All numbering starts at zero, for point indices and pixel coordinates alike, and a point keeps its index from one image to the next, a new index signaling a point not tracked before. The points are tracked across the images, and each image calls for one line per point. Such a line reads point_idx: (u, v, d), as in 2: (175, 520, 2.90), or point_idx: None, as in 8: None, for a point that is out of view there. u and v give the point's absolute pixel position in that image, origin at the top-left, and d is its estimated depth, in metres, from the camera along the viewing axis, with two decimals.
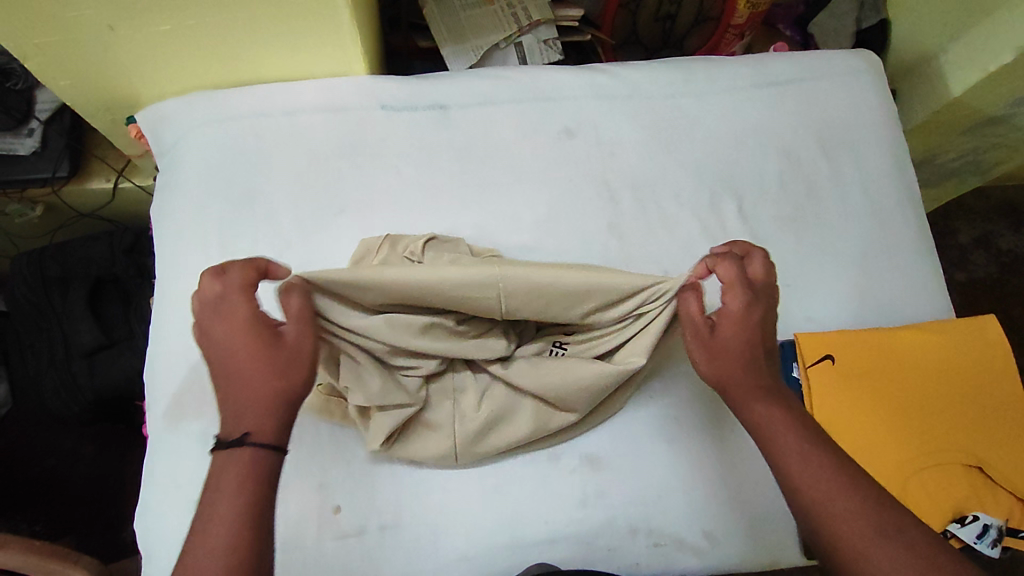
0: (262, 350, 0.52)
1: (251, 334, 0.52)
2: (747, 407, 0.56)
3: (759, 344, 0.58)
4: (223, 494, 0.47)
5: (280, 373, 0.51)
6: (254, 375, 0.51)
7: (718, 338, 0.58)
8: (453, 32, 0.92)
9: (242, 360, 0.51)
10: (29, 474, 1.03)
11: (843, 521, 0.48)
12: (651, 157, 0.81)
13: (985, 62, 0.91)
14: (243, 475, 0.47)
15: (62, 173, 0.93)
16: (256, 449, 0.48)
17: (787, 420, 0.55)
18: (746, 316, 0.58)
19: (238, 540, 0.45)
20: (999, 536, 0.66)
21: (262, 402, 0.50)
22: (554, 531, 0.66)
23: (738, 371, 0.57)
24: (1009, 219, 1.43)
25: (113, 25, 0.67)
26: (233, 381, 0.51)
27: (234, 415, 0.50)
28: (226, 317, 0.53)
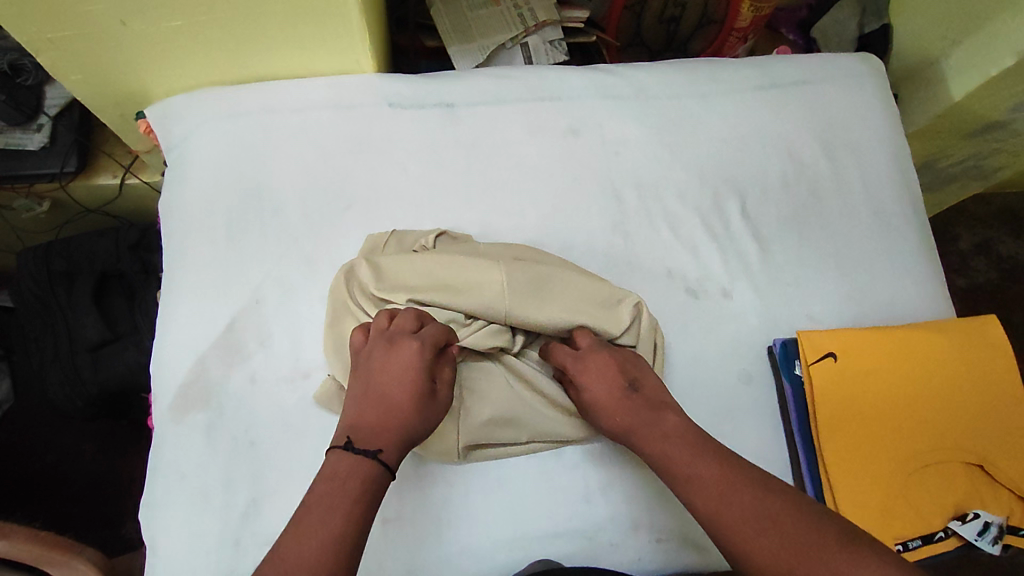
0: (420, 398, 0.58)
1: (419, 378, 0.58)
2: (644, 448, 0.60)
3: (626, 391, 0.63)
4: (338, 488, 0.52)
5: (422, 424, 0.58)
6: (405, 416, 0.57)
7: (592, 404, 0.64)
8: (461, 32, 0.93)
9: (399, 395, 0.58)
10: (28, 469, 1.03)
11: (731, 526, 0.52)
12: (656, 156, 0.82)
13: (985, 67, 0.92)
14: (367, 485, 0.53)
15: (70, 169, 0.93)
16: (382, 468, 0.54)
17: (667, 445, 0.58)
18: (596, 374, 0.64)
19: (342, 534, 0.49)
20: (1000, 533, 0.67)
21: (401, 437, 0.56)
22: (556, 526, 0.66)
23: (623, 418, 0.62)
24: (1010, 225, 1.43)
25: (125, 20, 0.67)
26: (377, 403, 0.57)
27: (372, 433, 0.56)
28: (405, 352, 0.59)
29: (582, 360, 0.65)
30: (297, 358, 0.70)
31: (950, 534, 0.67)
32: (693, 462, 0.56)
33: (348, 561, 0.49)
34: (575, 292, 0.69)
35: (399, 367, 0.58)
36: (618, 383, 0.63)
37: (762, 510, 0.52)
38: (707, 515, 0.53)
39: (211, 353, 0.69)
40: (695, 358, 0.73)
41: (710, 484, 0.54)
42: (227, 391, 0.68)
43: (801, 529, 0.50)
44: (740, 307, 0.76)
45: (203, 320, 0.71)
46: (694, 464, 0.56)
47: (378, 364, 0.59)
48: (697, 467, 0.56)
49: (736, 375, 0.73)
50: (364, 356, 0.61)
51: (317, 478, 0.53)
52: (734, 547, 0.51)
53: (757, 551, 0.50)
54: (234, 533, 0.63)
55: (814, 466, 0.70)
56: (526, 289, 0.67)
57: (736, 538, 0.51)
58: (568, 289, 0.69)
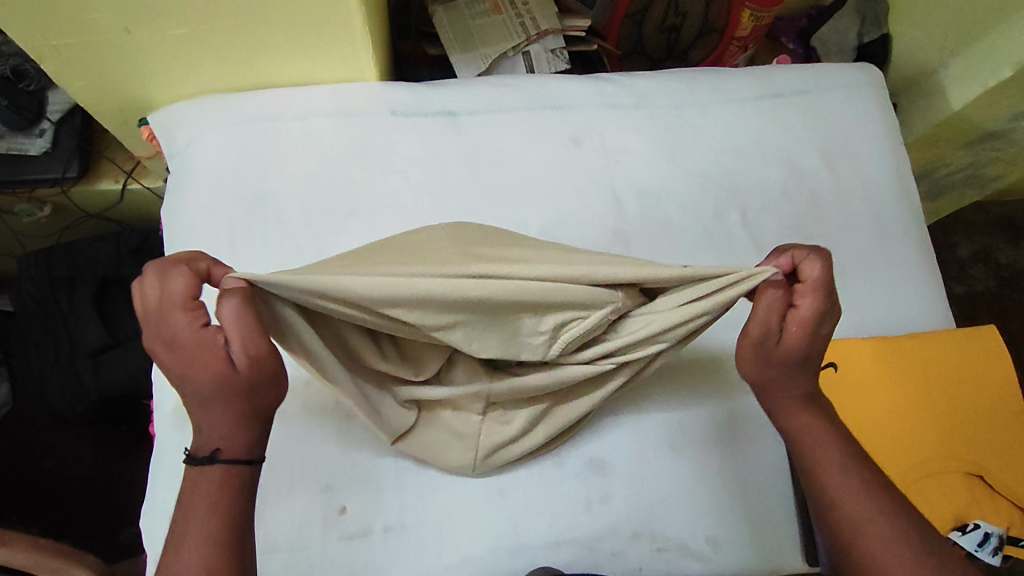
0: (216, 371, 0.47)
1: (202, 353, 0.47)
2: (793, 418, 0.58)
3: (816, 356, 0.57)
4: (194, 507, 0.49)
5: (248, 394, 0.49)
6: (216, 400, 0.48)
7: (782, 346, 0.55)
8: (463, 41, 0.93)
9: (196, 380, 0.48)
10: (27, 473, 1.02)
11: (874, 532, 0.53)
12: (658, 165, 0.82)
13: (984, 77, 0.93)
14: (221, 488, 0.49)
15: (71, 174, 0.93)
16: (228, 467, 0.49)
17: (830, 436, 0.57)
18: (812, 329, 0.55)
19: (214, 543, 0.48)
20: (999, 544, 0.68)
21: (235, 421, 0.49)
22: (558, 534, 0.66)
23: (788, 387, 0.57)
24: (1008, 234, 1.44)
25: (130, 28, 0.68)
26: (191, 398, 0.49)
27: (202, 433, 0.50)
28: (170, 332, 0.48)
29: (821, 304, 0.54)
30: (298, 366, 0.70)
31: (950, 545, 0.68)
32: (855, 461, 0.56)
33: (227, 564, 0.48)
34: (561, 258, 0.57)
35: (179, 356, 0.48)
36: (822, 339, 0.56)
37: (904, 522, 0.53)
38: (847, 511, 0.54)
39: None
40: (697, 365, 0.73)
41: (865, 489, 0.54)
42: None
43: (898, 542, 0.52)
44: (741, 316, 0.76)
45: None
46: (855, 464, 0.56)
47: (166, 354, 0.49)
48: (857, 467, 0.56)
49: (737, 383, 0.73)
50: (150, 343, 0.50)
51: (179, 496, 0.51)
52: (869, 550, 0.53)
53: (890, 556, 0.52)
54: None
55: None
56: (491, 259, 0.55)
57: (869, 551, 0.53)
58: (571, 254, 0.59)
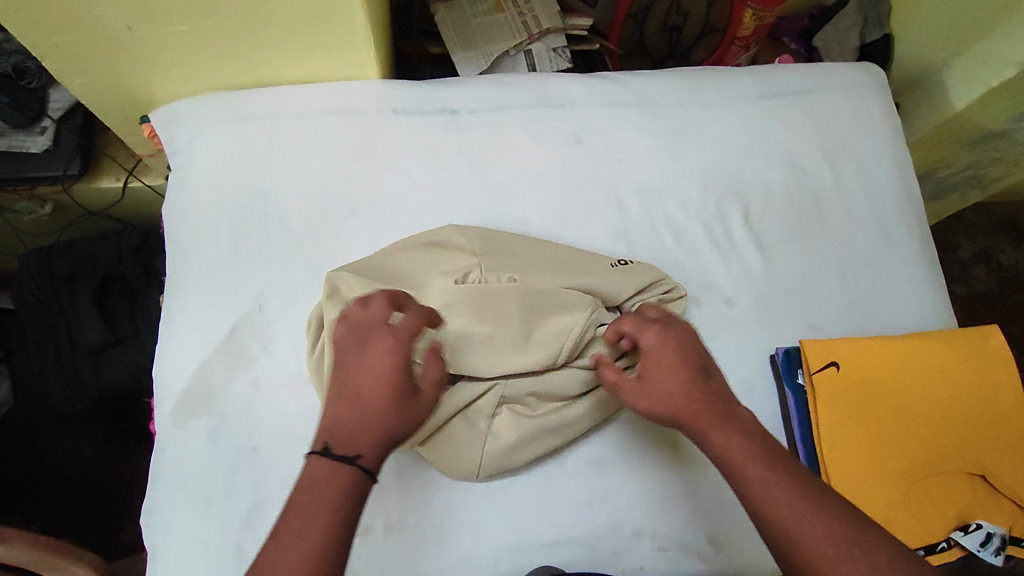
0: (398, 393, 0.54)
1: (398, 372, 0.55)
2: (708, 439, 0.54)
3: (692, 365, 0.57)
4: (317, 501, 0.48)
5: (406, 422, 0.54)
6: (384, 415, 0.53)
7: (648, 379, 0.57)
8: (465, 40, 0.93)
9: (378, 392, 0.54)
10: (26, 473, 1.02)
11: (811, 545, 0.48)
12: (659, 163, 0.82)
13: (985, 78, 0.93)
14: (346, 493, 0.50)
15: (73, 172, 0.93)
16: (362, 475, 0.51)
17: (746, 447, 0.53)
18: (665, 346, 0.58)
19: (327, 549, 0.47)
20: (1003, 545, 0.67)
21: (384, 438, 0.53)
22: (559, 534, 0.66)
23: (693, 401, 0.55)
24: (1009, 234, 1.44)
25: (131, 26, 0.68)
26: (359, 402, 0.53)
27: (355, 434, 0.52)
28: (390, 343, 0.56)
29: (648, 328, 0.60)
30: (299, 365, 0.70)
31: (952, 544, 0.67)
32: (774, 471, 0.51)
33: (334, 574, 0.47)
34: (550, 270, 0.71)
35: (378, 363, 0.55)
36: (683, 351, 0.58)
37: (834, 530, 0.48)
38: (783, 529, 0.49)
39: (214, 358, 0.69)
40: None
41: (790, 500, 0.50)
42: (230, 396, 0.68)
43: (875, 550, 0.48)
44: (742, 315, 0.76)
45: (206, 325, 0.71)
46: (775, 475, 0.51)
47: (363, 361, 0.55)
48: (776, 477, 0.51)
49: (737, 382, 0.73)
50: (350, 349, 0.56)
51: (292, 490, 0.50)
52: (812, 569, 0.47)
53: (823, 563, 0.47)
54: (234, 540, 0.63)
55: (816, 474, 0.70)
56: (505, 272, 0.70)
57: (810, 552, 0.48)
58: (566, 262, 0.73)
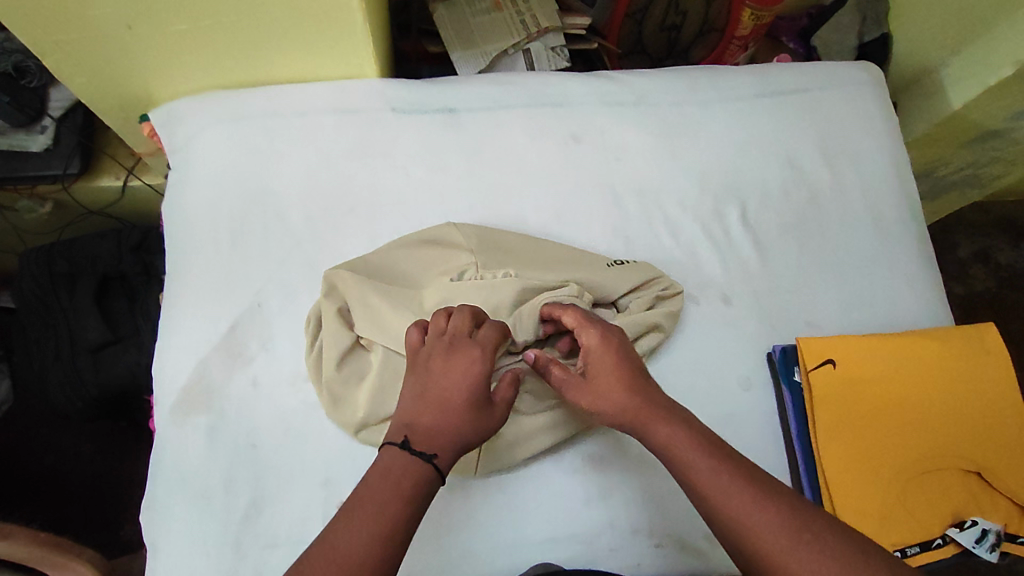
0: (477, 406, 0.55)
1: (482, 385, 0.56)
2: (654, 430, 0.55)
3: (634, 363, 0.59)
4: (391, 487, 0.50)
5: (479, 433, 0.55)
6: (463, 424, 0.54)
7: (594, 375, 0.59)
8: (463, 38, 0.94)
9: (460, 401, 0.55)
10: (27, 469, 1.04)
11: (764, 531, 0.49)
12: (657, 162, 0.82)
13: (983, 76, 0.93)
14: (419, 487, 0.51)
15: (73, 170, 0.94)
16: (436, 474, 0.52)
17: (691, 436, 0.54)
18: (604, 344, 0.60)
19: (393, 537, 0.48)
20: (998, 541, 0.68)
21: (459, 445, 0.54)
22: (556, 531, 0.66)
23: (637, 394, 0.57)
24: (1008, 233, 1.44)
25: (131, 25, 0.68)
26: (438, 406, 0.54)
27: (433, 436, 0.53)
28: (475, 355, 0.56)
29: (590, 326, 0.62)
30: (298, 362, 0.70)
31: (948, 541, 0.68)
32: (720, 459, 0.52)
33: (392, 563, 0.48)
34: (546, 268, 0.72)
35: (466, 372, 0.55)
36: (624, 348, 0.61)
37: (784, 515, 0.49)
38: (735, 517, 0.50)
39: (213, 356, 0.70)
40: (697, 363, 0.73)
41: (739, 488, 0.51)
42: (229, 394, 0.68)
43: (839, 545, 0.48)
44: (739, 313, 0.77)
45: (206, 323, 0.71)
46: (721, 464, 0.52)
47: (446, 369, 0.56)
48: (723, 466, 0.52)
49: (734, 380, 0.73)
50: (433, 356, 0.57)
51: (367, 472, 0.51)
52: (765, 555, 0.48)
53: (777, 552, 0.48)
54: (233, 536, 0.64)
55: (812, 471, 0.70)
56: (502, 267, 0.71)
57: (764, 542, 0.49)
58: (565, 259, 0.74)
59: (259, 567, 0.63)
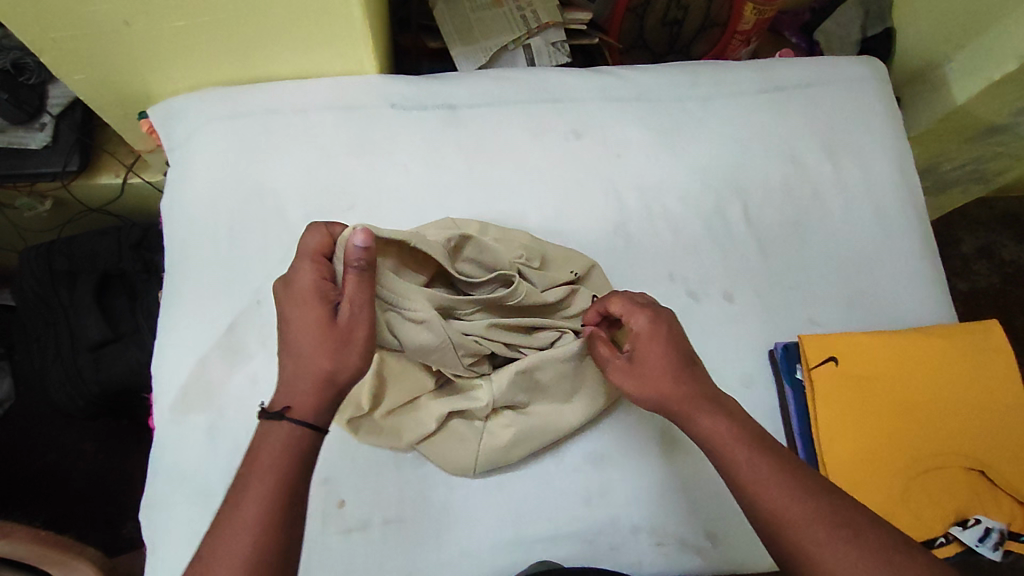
0: (319, 328, 0.51)
1: (314, 306, 0.52)
2: (694, 422, 0.56)
3: (681, 350, 0.59)
4: (255, 466, 0.47)
5: (331, 354, 0.51)
6: (308, 354, 0.51)
7: (639, 361, 0.59)
8: (463, 34, 0.93)
9: (301, 331, 0.51)
10: (29, 469, 1.04)
11: (798, 526, 0.48)
12: (658, 157, 0.82)
13: (987, 71, 0.92)
14: (282, 453, 0.48)
15: (72, 168, 0.94)
16: (295, 426, 0.49)
17: (733, 429, 0.54)
18: (654, 332, 0.59)
19: (263, 513, 0.45)
20: (1000, 540, 0.67)
21: (314, 379, 0.50)
22: (557, 529, 0.66)
23: (678, 387, 0.57)
24: (1012, 229, 1.43)
25: (129, 21, 0.68)
26: (285, 352, 0.52)
27: (285, 386, 0.50)
28: (301, 287, 0.53)
29: (642, 313, 0.60)
30: None
31: (950, 540, 0.67)
32: (759, 452, 0.52)
33: (276, 538, 0.45)
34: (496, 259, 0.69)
35: (297, 302, 0.52)
36: (673, 335, 0.59)
37: (817, 508, 0.49)
38: (770, 512, 0.50)
39: (213, 354, 0.69)
40: (698, 361, 0.73)
41: (778, 480, 0.50)
42: (228, 391, 0.68)
43: (879, 541, 0.47)
44: (741, 311, 0.76)
45: (205, 321, 0.71)
46: (759, 456, 0.52)
47: (281, 309, 0.53)
48: (761, 459, 0.52)
49: (736, 377, 0.73)
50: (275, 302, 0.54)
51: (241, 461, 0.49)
52: (799, 545, 0.48)
53: (817, 553, 0.47)
54: None
55: (815, 469, 0.70)
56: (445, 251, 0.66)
57: (802, 541, 0.48)
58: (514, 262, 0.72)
59: None
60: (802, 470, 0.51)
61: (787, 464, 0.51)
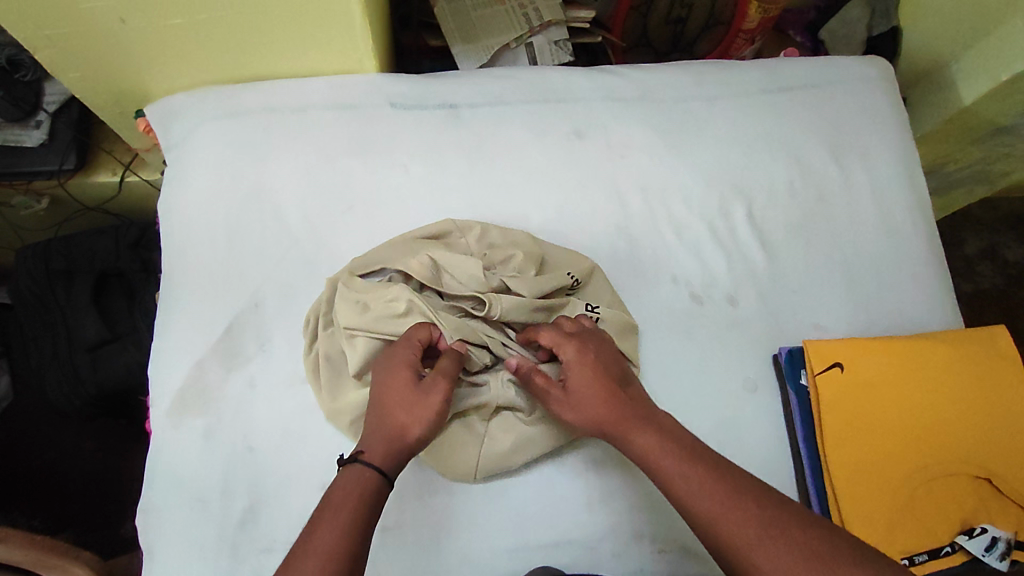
0: (406, 392, 0.56)
1: (406, 367, 0.57)
2: (630, 444, 0.56)
3: (612, 375, 0.59)
4: (327, 500, 0.50)
5: (411, 415, 0.55)
6: (399, 411, 0.55)
7: (573, 391, 0.59)
8: (464, 32, 0.92)
9: (389, 393, 0.56)
10: (29, 467, 1.03)
11: (731, 531, 0.49)
12: (661, 158, 0.81)
13: (995, 72, 0.91)
14: (350, 492, 0.50)
15: (69, 166, 0.92)
16: (364, 469, 0.52)
17: (665, 446, 0.54)
18: (582, 358, 0.60)
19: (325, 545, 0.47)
20: (1008, 549, 0.66)
21: (391, 436, 0.54)
22: (558, 535, 0.65)
23: (613, 408, 0.57)
24: (1016, 230, 1.42)
25: (125, 18, 0.66)
26: (375, 411, 0.57)
27: (368, 439, 0.55)
28: (400, 358, 0.58)
29: (569, 346, 0.61)
30: (296, 363, 0.69)
31: (956, 549, 0.66)
32: (691, 463, 0.52)
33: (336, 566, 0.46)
34: (477, 274, 0.68)
35: (392, 367, 0.58)
36: (602, 362, 0.60)
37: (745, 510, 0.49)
38: (705, 520, 0.50)
39: (210, 357, 0.68)
40: (701, 366, 0.72)
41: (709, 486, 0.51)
42: (225, 395, 0.67)
43: (814, 540, 0.47)
44: (746, 315, 0.75)
45: (203, 323, 0.70)
46: (689, 465, 0.52)
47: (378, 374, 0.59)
48: (692, 467, 0.52)
49: (740, 382, 0.72)
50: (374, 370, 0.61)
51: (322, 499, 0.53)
52: (735, 552, 0.48)
53: (756, 559, 0.47)
54: (231, 540, 0.63)
55: (820, 477, 0.69)
56: (427, 267, 0.67)
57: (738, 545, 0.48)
58: (512, 270, 0.70)
59: (256, 572, 0.62)
60: (738, 475, 0.52)
61: (723, 468, 0.52)
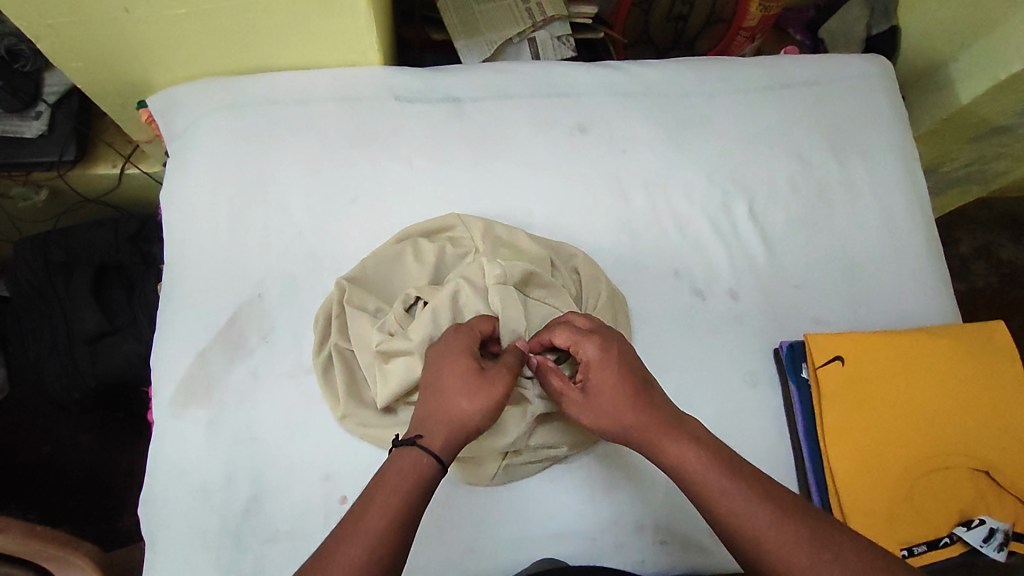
0: (471, 379, 0.54)
1: (467, 355, 0.56)
2: (662, 450, 0.54)
3: (635, 378, 0.57)
4: (387, 486, 0.49)
5: (472, 400, 0.53)
6: (459, 395, 0.53)
7: (595, 394, 0.57)
8: (467, 26, 0.92)
9: (451, 374, 0.55)
10: (24, 459, 1.03)
11: (778, 547, 0.48)
12: (663, 153, 0.81)
13: (993, 71, 0.92)
14: (409, 476, 0.49)
15: (68, 158, 0.92)
16: (420, 453, 0.51)
17: (701, 457, 0.52)
18: (604, 359, 0.57)
19: (383, 535, 0.46)
20: (1005, 540, 0.67)
21: (451, 422, 0.53)
22: (560, 526, 0.65)
23: (635, 415, 0.55)
24: (1010, 229, 1.43)
25: (129, 8, 0.66)
26: (430, 393, 0.55)
27: (427, 422, 0.53)
28: (459, 344, 0.57)
29: (586, 341, 0.58)
30: (300, 355, 0.69)
31: (955, 540, 0.67)
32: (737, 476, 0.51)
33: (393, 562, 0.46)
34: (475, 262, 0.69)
35: (447, 352, 0.56)
36: (624, 362, 0.57)
37: (773, 514, 0.49)
38: (750, 536, 0.49)
39: (213, 348, 0.68)
40: (702, 359, 0.73)
41: (746, 499, 0.50)
42: (229, 385, 0.67)
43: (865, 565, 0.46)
44: (747, 310, 0.76)
45: (206, 314, 0.70)
46: (732, 481, 0.51)
47: (432, 358, 0.57)
48: (737, 486, 0.51)
49: (741, 375, 0.73)
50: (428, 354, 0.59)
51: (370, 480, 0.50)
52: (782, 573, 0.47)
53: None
54: (233, 529, 0.63)
55: (820, 470, 0.70)
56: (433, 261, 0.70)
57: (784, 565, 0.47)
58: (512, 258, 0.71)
59: (259, 562, 0.62)
60: (780, 490, 0.51)
61: (764, 485, 0.51)
